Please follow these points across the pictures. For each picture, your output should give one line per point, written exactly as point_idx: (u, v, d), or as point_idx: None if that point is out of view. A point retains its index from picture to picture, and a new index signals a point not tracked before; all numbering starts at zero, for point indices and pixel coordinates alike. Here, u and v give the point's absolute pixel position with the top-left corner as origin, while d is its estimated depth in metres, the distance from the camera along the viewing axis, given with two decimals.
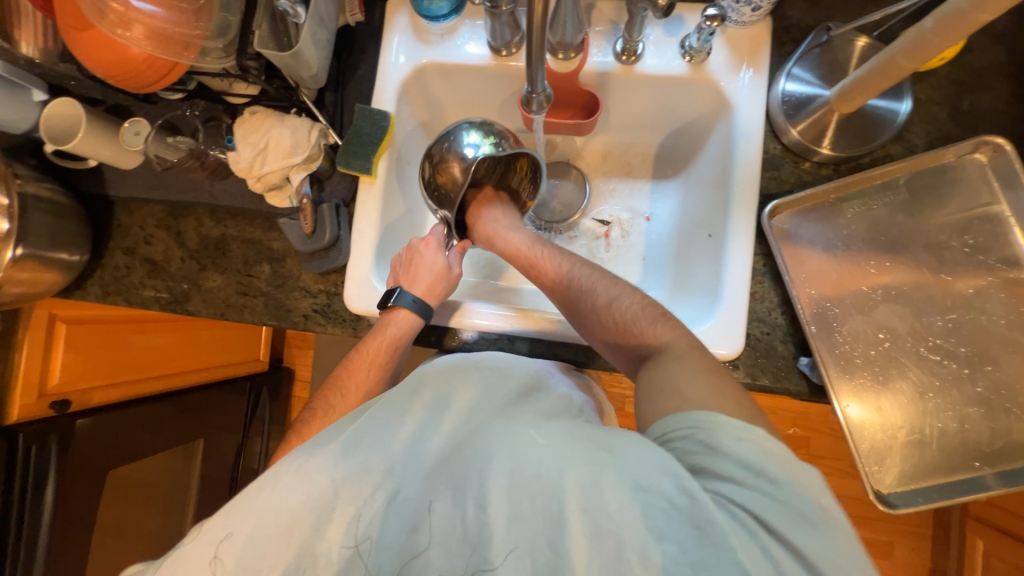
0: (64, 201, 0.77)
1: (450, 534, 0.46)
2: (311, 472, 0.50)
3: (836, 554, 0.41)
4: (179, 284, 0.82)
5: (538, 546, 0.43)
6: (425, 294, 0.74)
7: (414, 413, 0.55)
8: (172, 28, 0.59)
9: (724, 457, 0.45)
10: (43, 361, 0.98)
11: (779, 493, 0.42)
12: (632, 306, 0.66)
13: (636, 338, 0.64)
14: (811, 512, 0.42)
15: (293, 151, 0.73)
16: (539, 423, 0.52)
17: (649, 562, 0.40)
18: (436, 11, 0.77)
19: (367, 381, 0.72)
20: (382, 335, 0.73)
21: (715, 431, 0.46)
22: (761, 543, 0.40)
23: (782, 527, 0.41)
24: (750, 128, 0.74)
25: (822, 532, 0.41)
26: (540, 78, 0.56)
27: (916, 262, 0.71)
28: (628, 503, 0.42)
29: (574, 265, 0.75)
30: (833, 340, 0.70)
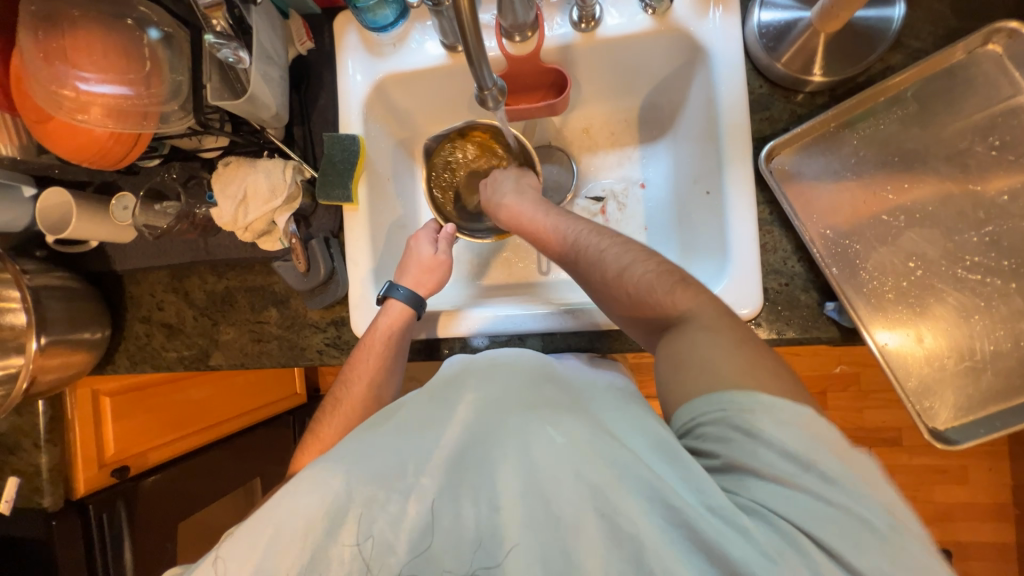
0: (74, 285, 0.80)
1: (461, 539, 0.45)
2: (329, 478, 0.48)
3: (901, 566, 0.38)
4: (197, 342, 0.85)
5: (549, 548, 0.43)
6: (414, 287, 0.76)
7: (430, 417, 0.53)
8: (128, 102, 0.60)
9: (766, 448, 0.43)
10: (97, 434, 1.03)
11: (832, 498, 0.40)
12: (646, 273, 0.63)
13: (655, 306, 0.60)
14: (876, 522, 0.39)
15: (272, 195, 0.73)
16: (557, 416, 0.49)
17: (669, 565, 0.39)
18: (383, 22, 0.75)
19: (367, 372, 0.71)
20: (376, 328, 0.73)
21: (756, 419, 0.44)
22: (807, 558, 0.38)
23: (832, 538, 0.39)
24: (730, 69, 0.69)
25: (885, 546, 0.39)
26: (487, 74, 0.53)
27: (938, 176, 0.65)
28: (646, 506, 0.41)
29: (580, 233, 0.71)
30: (858, 279, 0.65)
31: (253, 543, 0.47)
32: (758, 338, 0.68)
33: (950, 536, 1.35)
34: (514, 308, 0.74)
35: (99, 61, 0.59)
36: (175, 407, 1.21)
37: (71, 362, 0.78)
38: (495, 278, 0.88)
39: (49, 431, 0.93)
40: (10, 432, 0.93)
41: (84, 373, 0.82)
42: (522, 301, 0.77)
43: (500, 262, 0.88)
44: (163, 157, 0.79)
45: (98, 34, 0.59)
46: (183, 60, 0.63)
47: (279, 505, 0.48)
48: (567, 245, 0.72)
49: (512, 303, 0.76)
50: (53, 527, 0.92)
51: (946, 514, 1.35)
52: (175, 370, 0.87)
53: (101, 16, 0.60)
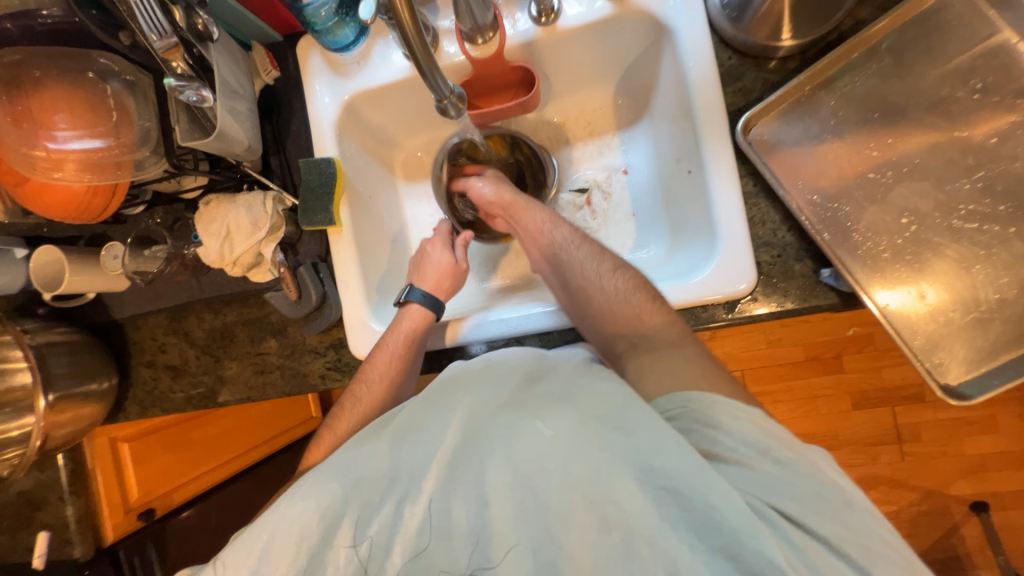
0: (77, 338, 0.81)
1: (455, 534, 0.45)
2: (324, 486, 0.49)
3: (858, 534, 0.42)
4: (203, 380, 0.85)
5: (540, 540, 0.43)
6: (433, 291, 0.76)
7: (421, 418, 0.52)
8: (101, 155, 0.60)
9: (727, 437, 0.47)
10: (120, 479, 1.04)
11: (790, 475, 0.44)
12: (625, 285, 0.68)
13: (630, 318, 0.65)
14: (829, 495, 0.43)
15: (255, 228, 0.73)
16: (545, 405, 0.47)
17: (660, 551, 0.39)
18: (344, 42, 0.75)
19: (390, 371, 0.70)
20: (398, 329, 0.72)
21: (712, 413, 0.49)
22: (784, 531, 0.40)
23: (798, 513, 0.41)
24: (696, 44, 0.68)
25: (843, 517, 0.42)
26: (444, 83, 0.53)
27: (923, 127, 0.64)
28: (640, 494, 0.40)
29: (565, 239, 0.74)
30: (851, 242, 0.64)
31: (248, 550, 0.47)
32: (769, 310, 0.67)
33: (985, 488, 1.32)
34: (515, 310, 0.73)
35: (70, 118, 0.60)
36: (196, 445, 1.20)
37: (83, 414, 0.79)
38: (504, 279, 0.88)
39: (71, 483, 0.95)
40: (34, 489, 0.94)
41: (96, 424, 0.83)
42: (522, 301, 0.76)
43: (503, 266, 0.88)
44: (146, 202, 0.79)
45: (65, 92, 0.60)
46: (149, 107, 0.63)
47: (274, 513, 0.49)
48: (551, 249, 0.74)
49: (514, 304, 0.75)
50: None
51: (979, 466, 1.32)
52: (185, 410, 0.87)
53: (65, 72, 0.60)
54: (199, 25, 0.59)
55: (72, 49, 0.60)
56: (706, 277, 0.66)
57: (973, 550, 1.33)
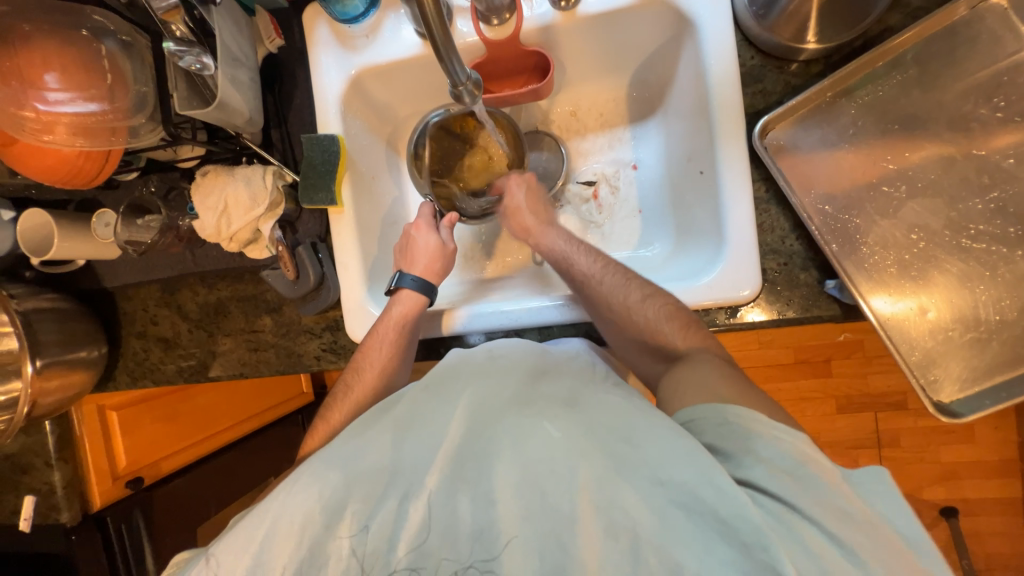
0: (66, 305, 0.79)
1: (459, 532, 0.44)
2: (325, 475, 0.49)
3: (884, 550, 0.39)
4: (195, 353, 0.84)
5: (547, 544, 0.42)
6: (424, 274, 0.74)
7: (426, 412, 0.51)
8: (94, 119, 0.58)
9: (761, 447, 0.44)
10: (108, 447, 1.04)
11: (819, 488, 0.41)
12: (661, 311, 0.63)
13: (662, 342, 0.62)
14: (856, 512, 0.40)
15: (253, 204, 0.70)
16: (553, 408, 0.48)
17: (667, 557, 0.39)
18: (353, 13, 0.72)
19: (380, 357, 0.69)
20: (388, 317, 0.71)
21: (744, 423, 0.46)
22: (797, 536, 0.39)
23: (819, 516, 0.40)
24: (719, 40, 0.66)
25: (867, 529, 0.40)
26: (459, 68, 0.51)
27: (941, 142, 0.63)
28: (647, 499, 0.41)
29: (608, 262, 0.69)
30: (858, 255, 0.63)
31: (248, 537, 0.47)
32: (763, 315, 0.67)
33: (956, 494, 1.37)
34: (505, 300, 0.73)
35: (62, 77, 0.57)
36: (184, 416, 1.20)
37: (70, 381, 0.78)
38: (495, 270, 0.85)
39: (59, 449, 0.94)
40: (20, 453, 0.93)
41: (84, 392, 0.82)
42: (516, 293, 0.75)
43: (496, 257, 0.85)
44: (140, 169, 0.76)
45: (56, 48, 0.57)
46: (146, 70, 0.60)
47: (272, 500, 0.49)
48: (590, 272, 0.69)
49: (507, 296, 0.75)
50: (74, 541, 0.94)
51: (953, 474, 1.36)
52: (175, 382, 0.86)
53: (57, 29, 0.57)
54: None
55: (65, 5, 0.57)
56: (711, 281, 0.66)
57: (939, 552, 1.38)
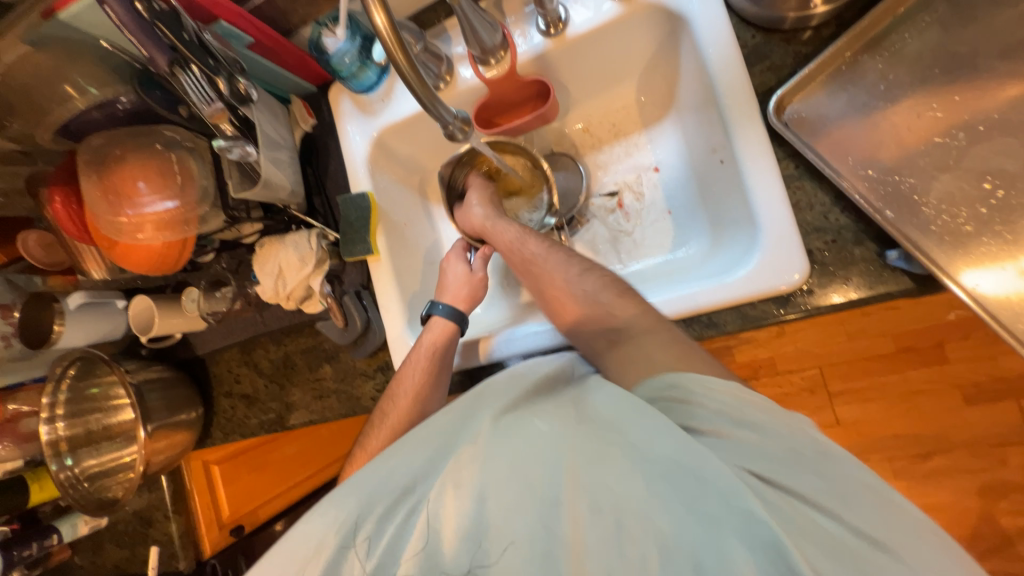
0: (169, 374, 0.92)
1: (455, 531, 0.45)
2: (343, 501, 0.50)
3: (843, 486, 0.42)
4: (273, 406, 0.92)
5: (535, 532, 0.43)
6: (453, 303, 0.77)
7: (435, 426, 0.54)
8: (172, 214, 0.69)
9: (703, 406, 0.49)
10: (215, 500, 1.16)
11: (769, 437, 0.45)
12: (598, 283, 0.66)
13: (603, 313, 0.63)
14: (805, 451, 0.44)
15: (303, 263, 0.78)
16: (544, 408, 0.50)
17: (651, 526, 0.40)
18: (368, 83, 0.80)
19: (414, 382, 0.71)
20: (420, 346, 0.73)
21: (688, 387, 0.51)
22: (763, 493, 0.41)
23: (774, 475, 0.42)
24: (713, 29, 0.64)
25: (820, 469, 0.43)
26: (446, 110, 0.55)
27: (999, 78, 0.56)
28: (630, 475, 0.43)
29: (541, 244, 0.73)
30: (921, 217, 0.56)
31: (273, 564, 0.49)
32: (849, 297, 0.59)
33: None
34: (540, 322, 0.73)
35: (148, 186, 0.70)
36: (274, 464, 1.32)
37: (175, 440, 0.90)
38: (532, 291, 0.85)
39: (174, 502, 1.04)
40: (145, 508, 1.05)
41: (188, 449, 0.94)
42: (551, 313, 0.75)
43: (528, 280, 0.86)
44: (214, 250, 0.89)
45: (141, 164, 0.70)
46: (206, 165, 0.71)
47: (297, 530, 0.51)
48: (529, 254, 0.73)
49: (543, 317, 0.74)
50: None
51: None
52: (258, 434, 0.95)
53: (141, 149, 0.71)
54: (241, 89, 0.66)
55: (145, 129, 0.71)
56: (749, 272, 0.61)
57: None
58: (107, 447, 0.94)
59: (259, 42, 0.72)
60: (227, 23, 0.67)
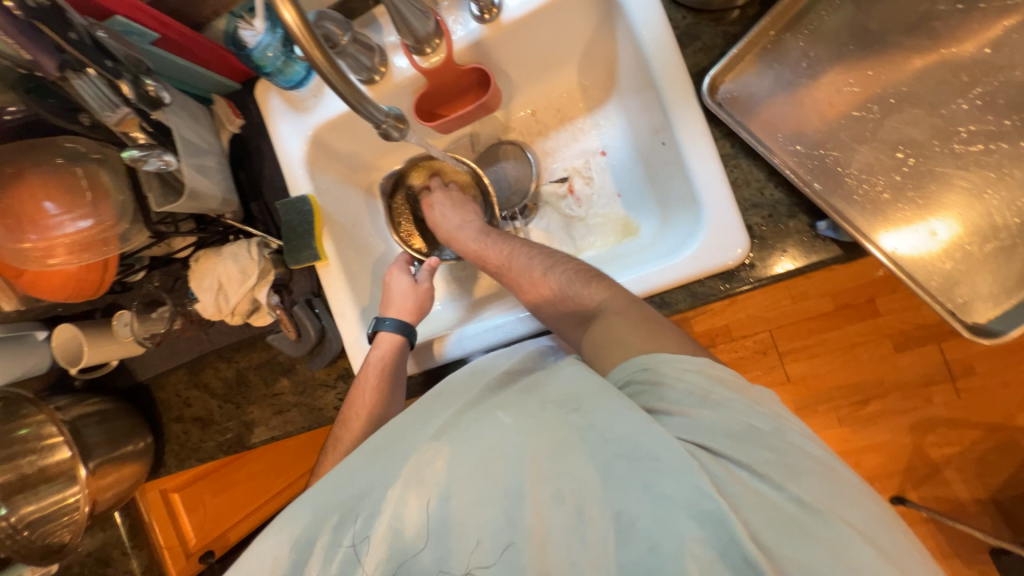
0: (108, 405, 0.85)
1: (416, 532, 0.45)
2: (298, 517, 0.49)
3: (792, 462, 0.43)
4: (230, 426, 0.87)
5: (498, 527, 0.43)
6: (399, 315, 0.75)
7: (398, 426, 0.53)
8: (88, 233, 0.63)
9: (671, 389, 0.48)
10: (178, 529, 1.12)
11: (729, 413, 0.45)
12: (566, 274, 0.64)
13: (575, 304, 0.62)
14: (763, 425, 0.45)
15: (245, 276, 0.74)
16: (506, 400, 0.50)
17: (609, 509, 0.42)
18: (297, 78, 0.75)
19: (367, 405, 0.67)
20: (368, 362, 0.71)
21: (659, 369, 0.49)
22: (714, 469, 0.42)
23: (730, 448, 0.43)
24: (644, 9, 0.65)
25: (773, 442, 0.44)
26: (376, 109, 0.52)
27: (908, 51, 0.60)
28: (589, 461, 0.43)
29: (514, 249, 0.72)
30: (846, 188, 0.60)
31: None
32: (791, 265, 0.62)
33: None
34: (494, 318, 0.73)
35: (56, 203, 0.63)
36: (240, 483, 1.25)
37: (123, 475, 0.83)
38: (483, 287, 0.85)
39: (132, 538, 0.99)
40: (100, 548, 0.98)
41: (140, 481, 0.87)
42: (507, 307, 0.75)
43: (479, 276, 0.86)
44: (145, 267, 0.82)
45: (43, 181, 0.63)
46: (120, 178, 0.66)
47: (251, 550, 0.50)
48: (500, 262, 0.72)
49: (501, 311, 0.75)
50: None
51: None
52: (218, 457, 0.90)
53: (40, 163, 0.64)
54: (150, 92, 0.60)
55: (41, 141, 0.64)
56: (695, 253, 0.63)
57: None
58: (46, 490, 0.87)
59: (167, 38, 0.65)
60: (125, 18, 0.61)
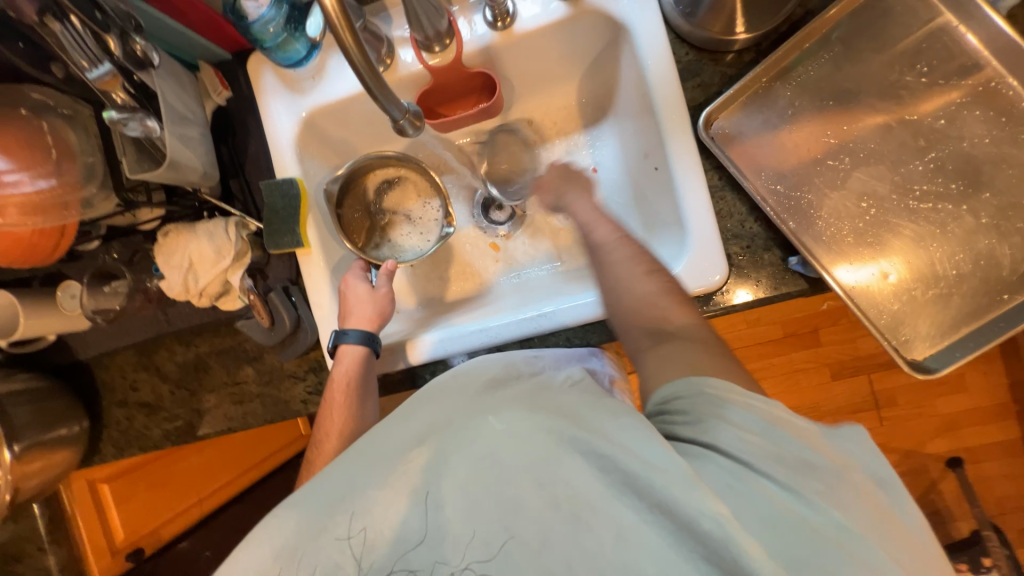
0: (40, 384, 0.77)
1: (408, 537, 0.45)
2: (280, 523, 0.48)
3: (840, 500, 0.41)
4: (180, 414, 0.82)
5: (492, 530, 0.43)
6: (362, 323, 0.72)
7: (378, 430, 0.53)
8: (44, 196, 0.58)
9: (734, 412, 0.45)
10: (103, 523, 1.03)
11: (788, 444, 0.43)
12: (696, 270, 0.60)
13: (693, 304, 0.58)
14: (818, 463, 0.43)
15: (219, 257, 0.70)
16: (498, 403, 0.49)
17: (607, 518, 0.41)
18: (296, 57, 0.72)
19: (337, 422, 0.67)
20: (333, 376, 0.70)
21: (716, 393, 0.46)
22: (748, 488, 0.41)
23: (778, 473, 0.41)
24: (652, 39, 0.68)
25: (829, 482, 0.42)
26: (395, 104, 0.52)
27: (876, 112, 0.67)
28: (586, 469, 0.43)
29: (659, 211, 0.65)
30: (815, 229, 0.65)
31: None
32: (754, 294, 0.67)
33: (959, 444, 1.38)
34: (470, 325, 0.73)
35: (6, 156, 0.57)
36: (177, 479, 1.15)
37: (50, 463, 0.76)
38: (458, 291, 0.85)
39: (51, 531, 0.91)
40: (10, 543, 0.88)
41: (70, 470, 0.80)
42: (487, 313, 0.75)
43: (456, 279, 0.86)
44: (102, 237, 0.76)
45: None
46: (92, 140, 0.62)
47: (232, 561, 0.48)
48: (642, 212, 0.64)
49: (478, 316, 0.75)
50: None
51: (951, 424, 1.38)
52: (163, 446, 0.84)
53: None
54: (137, 51, 0.56)
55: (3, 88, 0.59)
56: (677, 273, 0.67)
57: (951, 504, 1.39)
58: None
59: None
60: None
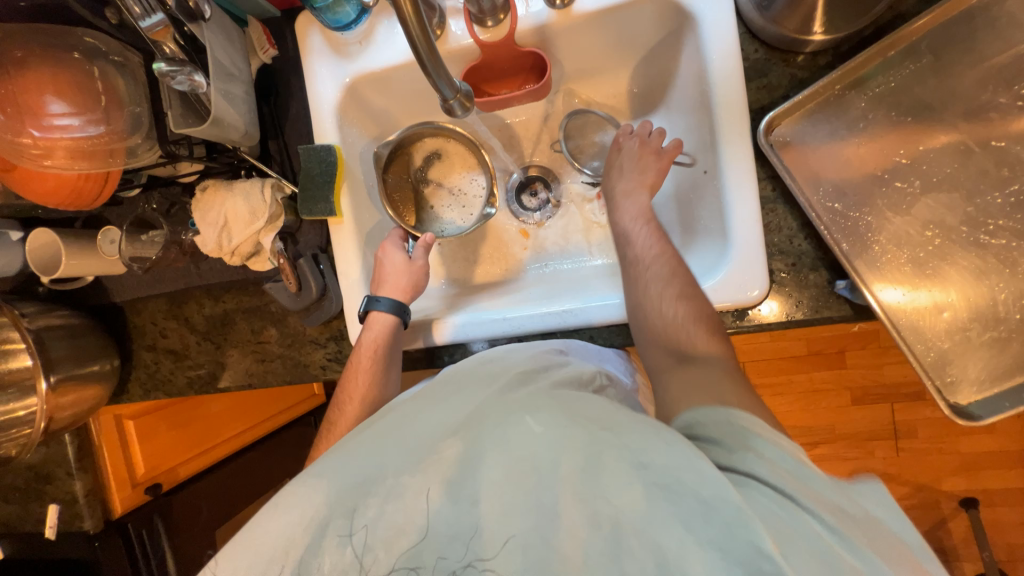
0: (77, 321, 0.80)
1: (441, 533, 0.45)
2: (310, 492, 0.48)
3: (882, 545, 0.38)
4: (204, 365, 0.84)
5: (532, 540, 0.43)
6: (393, 293, 0.72)
7: (405, 412, 0.55)
8: (91, 142, 0.59)
9: (764, 447, 0.43)
10: (127, 454, 1.06)
11: (819, 484, 0.41)
12: (689, 312, 0.60)
13: (678, 340, 0.59)
14: (855, 512, 0.40)
15: (253, 217, 0.70)
16: (534, 403, 0.49)
17: (651, 541, 0.39)
18: (345, 19, 0.70)
19: (359, 387, 0.68)
20: (360, 344, 0.70)
21: (742, 424, 0.46)
22: (793, 519, 0.38)
23: (818, 510, 0.39)
24: (720, 33, 0.64)
25: (867, 529, 0.39)
26: (445, 81, 0.50)
27: (956, 133, 0.61)
28: (628, 484, 0.41)
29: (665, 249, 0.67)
30: (870, 254, 0.61)
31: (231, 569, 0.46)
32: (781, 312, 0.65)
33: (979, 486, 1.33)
34: (497, 309, 0.72)
35: (62, 101, 0.59)
36: (197, 423, 1.22)
37: (85, 396, 0.79)
38: (485, 275, 0.84)
39: (79, 459, 0.95)
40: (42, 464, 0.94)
41: (99, 406, 0.83)
42: (513, 300, 0.74)
43: (484, 262, 0.85)
44: (143, 186, 0.77)
45: (49, 74, 0.58)
46: (139, 88, 0.62)
47: (250, 530, 0.48)
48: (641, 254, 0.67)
49: (508, 303, 0.73)
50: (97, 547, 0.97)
51: (974, 465, 1.33)
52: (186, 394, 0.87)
53: (48, 55, 0.58)
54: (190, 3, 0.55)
55: (56, 27, 0.58)
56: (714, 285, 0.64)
57: (958, 544, 1.35)
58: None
59: None
60: None
